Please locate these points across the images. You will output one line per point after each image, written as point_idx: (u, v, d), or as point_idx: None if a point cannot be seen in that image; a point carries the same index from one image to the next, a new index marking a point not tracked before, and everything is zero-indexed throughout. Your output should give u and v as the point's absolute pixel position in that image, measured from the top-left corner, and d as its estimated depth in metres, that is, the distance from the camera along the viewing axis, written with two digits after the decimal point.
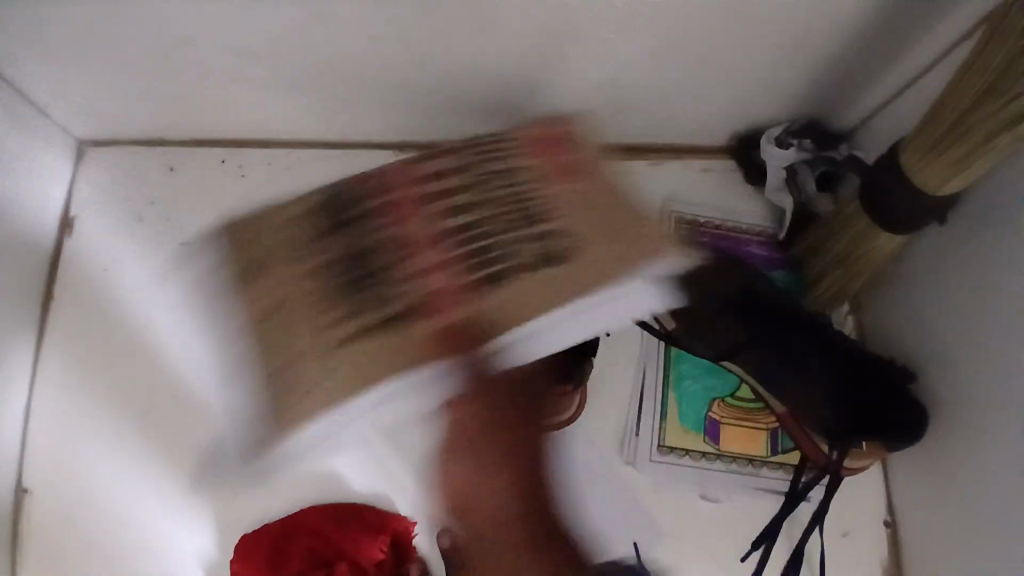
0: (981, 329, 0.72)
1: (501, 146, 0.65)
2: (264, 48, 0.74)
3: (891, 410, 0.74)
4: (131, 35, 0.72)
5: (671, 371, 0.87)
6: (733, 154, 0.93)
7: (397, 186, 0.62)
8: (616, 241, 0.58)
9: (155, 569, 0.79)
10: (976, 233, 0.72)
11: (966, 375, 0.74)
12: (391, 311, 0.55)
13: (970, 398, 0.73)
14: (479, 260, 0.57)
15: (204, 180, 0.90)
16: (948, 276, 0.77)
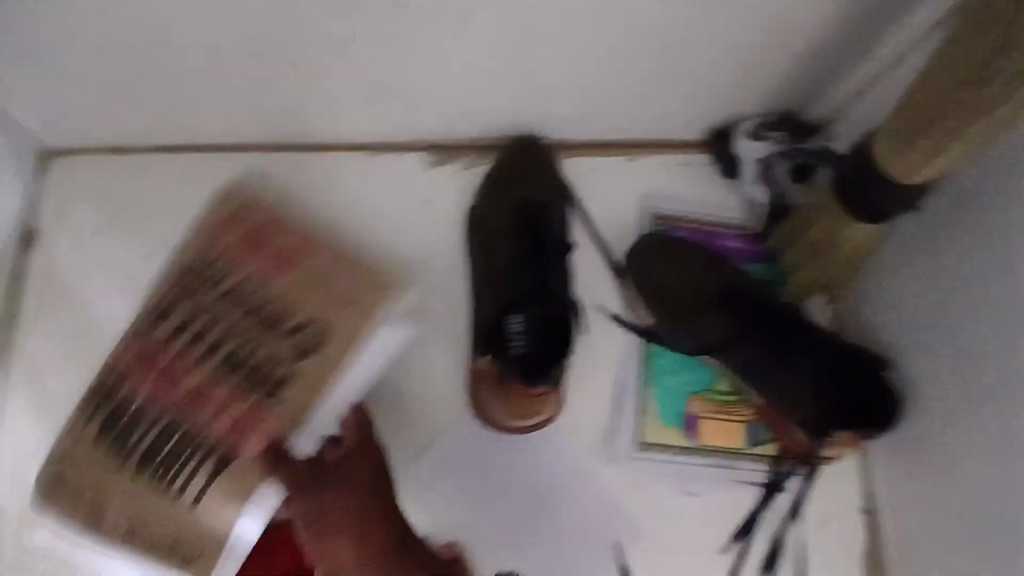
0: (955, 319, 0.72)
1: (205, 281, 0.74)
2: (223, 54, 0.73)
3: (867, 403, 0.74)
4: (83, 45, 0.71)
5: (650, 367, 0.87)
6: (708, 147, 0.92)
7: (143, 349, 0.73)
8: (355, 315, 0.71)
9: None
10: (949, 223, 0.72)
11: (941, 365, 0.73)
12: (218, 459, 0.69)
13: (946, 388, 0.73)
14: (269, 390, 0.70)
15: (172, 187, 0.88)
16: (922, 266, 0.77)
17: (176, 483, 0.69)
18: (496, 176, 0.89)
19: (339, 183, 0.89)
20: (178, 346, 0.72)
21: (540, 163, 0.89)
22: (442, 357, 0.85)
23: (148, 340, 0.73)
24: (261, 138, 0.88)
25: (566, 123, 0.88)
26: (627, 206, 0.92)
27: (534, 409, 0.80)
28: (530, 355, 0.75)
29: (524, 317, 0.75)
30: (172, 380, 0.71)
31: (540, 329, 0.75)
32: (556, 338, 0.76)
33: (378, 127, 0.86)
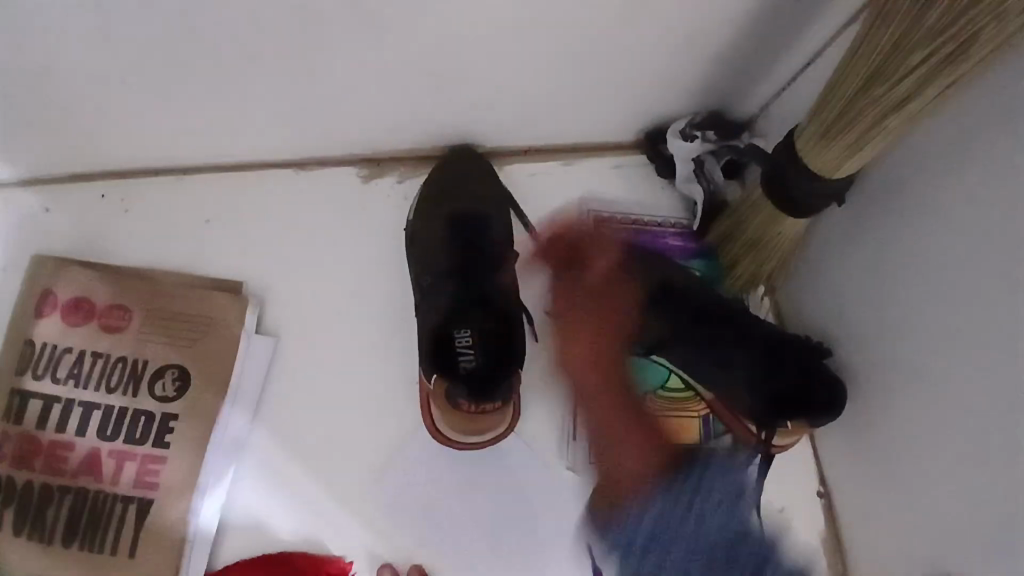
0: (891, 301, 0.74)
1: (27, 349, 0.77)
2: (136, 72, 0.68)
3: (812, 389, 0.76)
4: None
5: (602, 373, 0.86)
6: (641, 148, 0.93)
7: (9, 440, 0.75)
8: (196, 341, 0.80)
9: None
10: (879, 209, 0.75)
11: (881, 347, 0.75)
12: (113, 507, 0.75)
13: (888, 370, 0.75)
14: (148, 435, 0.77)
15: (86, 219, 0.82)
16: (853, 252, 0.79)
17: (111, 538, 0.74)
18: (433, 189, 0.86)
19: (271, 204, 0.86)
20: (14, 426, 0.75)
21: (479, 173, 0.87)
22: (391, 378, 0.82)
23: (14, 437, 0.75)
24: (184, 161, 0.83)
25: (502, 130, 0.86)
26: (568, 210, 0.91)
27: (479, 424, 0.78)
28: (478, 371, 0.75)
29: (473, 333, 0.77)
30: (60, 453, 0.75)
31: (488, 342, 0.78)
32: (501, 350, 0.78)
33: (305, 143, 0.83)
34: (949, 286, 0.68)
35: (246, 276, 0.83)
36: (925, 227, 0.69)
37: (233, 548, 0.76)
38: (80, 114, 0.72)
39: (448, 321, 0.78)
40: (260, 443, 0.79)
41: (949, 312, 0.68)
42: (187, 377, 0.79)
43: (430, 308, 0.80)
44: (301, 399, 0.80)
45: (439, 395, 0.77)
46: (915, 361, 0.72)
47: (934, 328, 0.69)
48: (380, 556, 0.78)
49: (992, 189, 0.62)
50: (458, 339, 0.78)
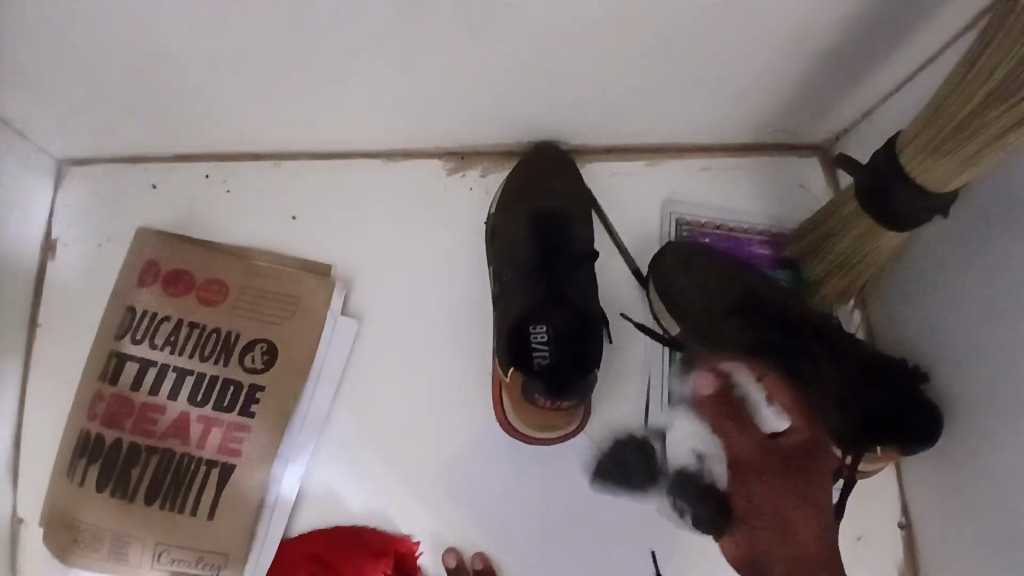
0: (990, 328, 0.69)
1: (130, 316, 0.82)
2: (238, 64, 0.71)
3: (915, 412, 0.71)
4: (97, 59, 0.69)
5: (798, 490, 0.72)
6: (730, 150, 0.92)
7: (107, 402, 0.80)
8: (284, 317, 0.83)
9: None
10: (977, 230, 0.70)
11: (973, 382, 0.71)
12: (197, 472, 0.78)
13: (975, 402, 0.71)
14: (235, 404, 0.80)
15: (190, 196, 0.87)
16: (949, 273, 0.74)
17: (193, 500, 0.78)
18: (515, 184, 0.86)
19: (361, 191, 0.88)
20: (112, 388, 0.80)
21: (561, 169, 0.87)
22: (466, 368, 0.84)
23: (110, 400, 0.80)
24: (284, 147, 0.87)
25: (589, 128, 0.86)
26: (652, 212, 0.91)
27: (549, 419, 0.77)
28: (552, 366, 0.75)
29: (548, 327, 0.77)
30: (151, 416, 0.79)
31: (564, 339, 0.77)
32: (576, 346, 0.77)
33: (395, 135, 0.85)
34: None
35: (333, 259, 0.86)
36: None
37: (308, 518, 0.79)
38: (193, 101, 0.77)
39: (525, 313, 0.78)
40: (342, 420, 0.81)
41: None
42: (275, 352, 0.82)
43: (506, 297, 0.81)
44: (378, 383, 0.82)
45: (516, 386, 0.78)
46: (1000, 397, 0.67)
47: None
48: (447, 541, 0.79)
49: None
50: (532, 332, 0.77)
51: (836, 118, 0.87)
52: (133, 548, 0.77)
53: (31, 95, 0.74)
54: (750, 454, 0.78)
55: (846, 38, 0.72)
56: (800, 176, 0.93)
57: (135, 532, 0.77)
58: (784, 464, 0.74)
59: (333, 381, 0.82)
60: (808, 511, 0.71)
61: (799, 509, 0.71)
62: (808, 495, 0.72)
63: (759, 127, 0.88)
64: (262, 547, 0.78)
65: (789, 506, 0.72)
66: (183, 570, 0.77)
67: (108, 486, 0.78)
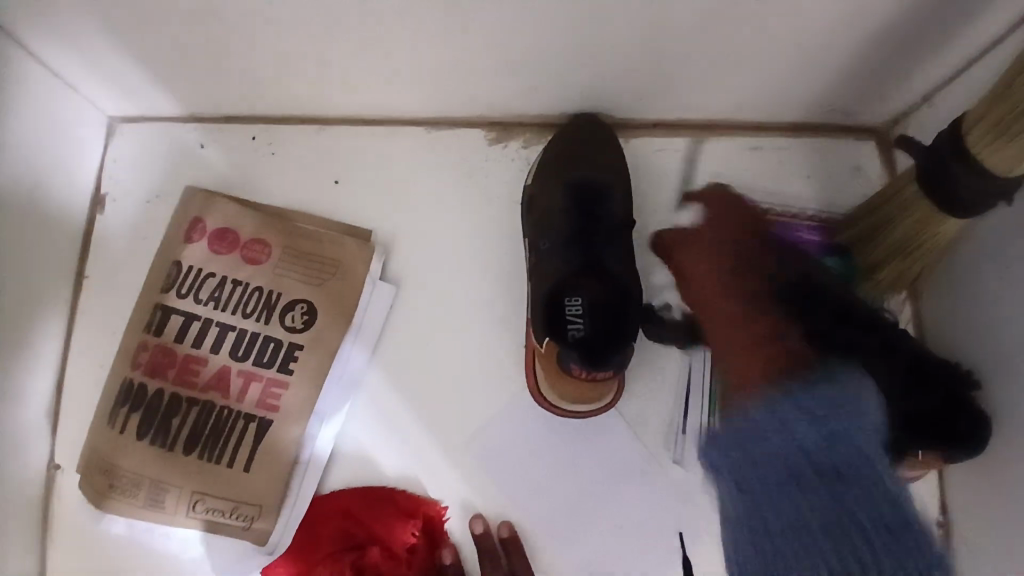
0: None
1: (174, 270, 0.83)
2: (288, 27, 0.72)
3: (959, 420, 0.70)
4: (148, 16, 0.70)
5: (740, 282, 0.75)
6: (778, 132, 0.91)
7: (153, 353, 0.80)
8: (325, 278, 0.83)
9: (181, 552, 0.78)
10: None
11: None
12: (233, 425, 0.79)
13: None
14: (276, 360, 0.80)
15: (237, 157, 0.88)
16: (1004, 267, 0.72)
17: (226, 453, 0.78)
18: (553, 154, 0.86)
19: (404, 159, 0.89)
20: (157, 340, 0.81)
21: (602, 140, 0.86)
22: (503, 337, 0.84)
23: (156, 351, 0.80)
24: (330, 112, 0.87)
25: (635, 101, 0.86)
26: (694, 192, 0.90)
27: (584, 391, 0.77)
28: (587, 338, 0.75)
29: (581, 299, 0.78)
30: (192, 368, 0.80)
31: (600, 310, 0.77)
32: (611, 320, 0.76)
33: (439, 102, 0.86)
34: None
35: (373, 225, 0.86)
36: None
37: (338, 474, 0.79)
38: (244, 62, 0.78)
39: (561, 289, 0.79)
40: (378, 383, 0.82)
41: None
42: (314, 313, 0.82)
43: (541, 269, 0.81)
44: (412, 347, 0.83)
45: (550, 355, 0.77)
46: None
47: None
48: (473, 507, 0.80)
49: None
50: (567, 305, 0.78)
51: (893, 100, 0.85)
52: (168, 497, 0.78)
53: (85, 49, 0.75)
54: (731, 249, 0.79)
55: (909, 14, 0.70)
56: (853, 160, 0.91)
57: (171, 481, 0.78)
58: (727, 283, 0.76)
59: (369, 342, 0.82)
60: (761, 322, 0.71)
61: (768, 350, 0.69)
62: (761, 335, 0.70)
63: (811, 105, 0.86)
64: (288, 501, 0.78)
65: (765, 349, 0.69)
66: (216, 520, 0.77)
67: (143, 436, 0.78)
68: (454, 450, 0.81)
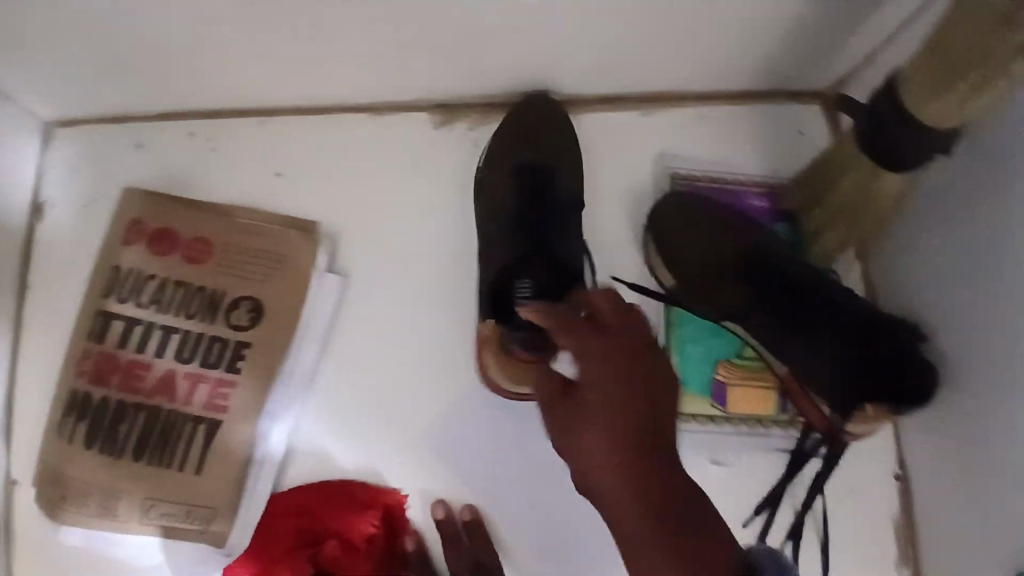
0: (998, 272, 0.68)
1: (114, 274, 0.81)
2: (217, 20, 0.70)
3: (908, 380, 0.70)
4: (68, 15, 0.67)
5: (625, 458, 0.50)
6: (725, 100, 0.90)
7: (96, 360, 0.78)
8: (268, 273, 0.81)
9: (137, 557, 0.77)
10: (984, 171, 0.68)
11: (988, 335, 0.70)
12: (183, 428, 0.77)
13: (979, 351, 0.71)
14: (223, 359, 0.79)
15: (176, 155, 0.86)
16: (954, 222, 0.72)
17: (178, 456, 0.77)
18: (504, 136, 0.85)
19: (348, 146, 0.87)
20: (100, 346, 0.79)
21: (551, 119, 0.85)
22: (457, 323, 0.83)
23: (100, 357, 0.78)
24: (267, 103, 0.85)
25: (578, 76, 0.84)
26: (644, 164, 0.89)
27: (524, 373, 0.78)
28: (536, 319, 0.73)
29: (532, 283, 0.75)
30: (137, 373, 0.78)
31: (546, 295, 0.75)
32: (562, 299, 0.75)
33: (379, 88, 0.84)
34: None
35: (318, 217, 0.84)
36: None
37: (296, 469, 0.78)
38: (174, 57, 0.75)
39: (508, 273, 0.77)
40: (332, 376, 0.81)
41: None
42: (261, 309, 0.80)
43: (490, 255, 0.81)
44: (364, 338, 0.82)
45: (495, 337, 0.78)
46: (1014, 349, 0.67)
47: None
48: (434, 495, 0.79)
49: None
50: (517, 288, 0.76)
51: (836, 62, 0.84)
52: (124, 505, 0.76)
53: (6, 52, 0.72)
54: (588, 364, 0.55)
55: None
56: (798, 124, 0.90)
57: (125, 488, 0.76)
58: (627, 432, 0.51)
59: (320, 335, 0.81)
60: (622, 480, 0.49)
61: (641, 526, 0.47)
62: (673, 510, 0.48)
63: (756, 72, 0.86)
64: (244, 501, 0.77)
65: (649, 534, 0.47)
66: (173, 525, 0.76)
67: (94, 446, 0.77)
68: (413, 439, 0.80)
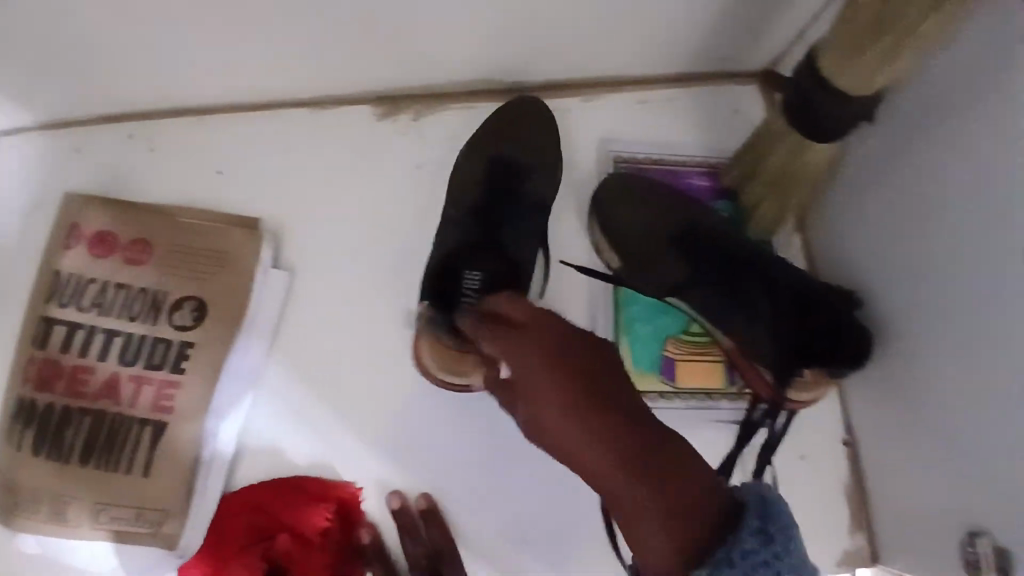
0: (935, 234, 0.70)
1: (54, 280, 0.80)
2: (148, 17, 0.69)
3: (843, 343, 0.73)
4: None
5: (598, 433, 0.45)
6: (664, 83, 0.91)
7: (37, 367, 0.77)
8: (210, 271, 0.81)
9: (101, 559, 0.76)
10: (918, 138, 0.71)
11: (921, 297, 0.73)
12: (128, 430, 0.77)
13: (917, 313, 0.73)
14: (167, 360, 0.78)
15: (115, 158, 0.84)
16: (890, 189, 0.75)
17: (125, 459, 0.76)
18: (486, 130, 0.85)
19: (289, 142, 0.86)
20: (41, 353, 0.77)
21: (530, 114, 0.85)
22: (405, 313, 0.83)
23: (43, 364, 0.77)
24: (206, 102, 0.84)
25: (518, 63, 0.85)
26: (586, 148, 0.90)
27: (462, 363, 0.77)
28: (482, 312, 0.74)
29: (480, 275, 0.77)
30: (81, 378, 0.77)
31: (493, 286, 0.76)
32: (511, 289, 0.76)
33: (320, 82, 0.84)
34: (999, 226, 0.63)
35: (262, 213, 0.84)
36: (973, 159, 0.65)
37: (246, 467, 0.78)
38: (104, 57, 0.74)
39: (460, 265, 0.78)
40: (282, 373, 0.80)
41: (994, 254, 0.64)
42: (204, 308, 0.80)
43: (443, 246, 0.81)
44: (312, 333, 0.82)
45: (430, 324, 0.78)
46: (953, 310, 0.69)
47: (978, 273, 0.66)
48: (390, 486, 0.79)
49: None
50: (466, 280, 0.77)
51: (769, 41, 0.86)
52: (73, 510, 0.75)
53: None
54: (523, 360, 0.50)
55: None
56: (732, 103, 0.92)
57: (73, 493, 0.75)
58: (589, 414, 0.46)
59: (267, 330, 0.81)
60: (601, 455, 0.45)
61: (638, 491, 0.45)
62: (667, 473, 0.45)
63: (693, 53, 0.87)
64: (194, 500, 0.76)
65: (648, 492, 0.44)
66: (124, 529, 0.76)
67: (40, 454, 0.76)
68: (366, 431, 0.80)
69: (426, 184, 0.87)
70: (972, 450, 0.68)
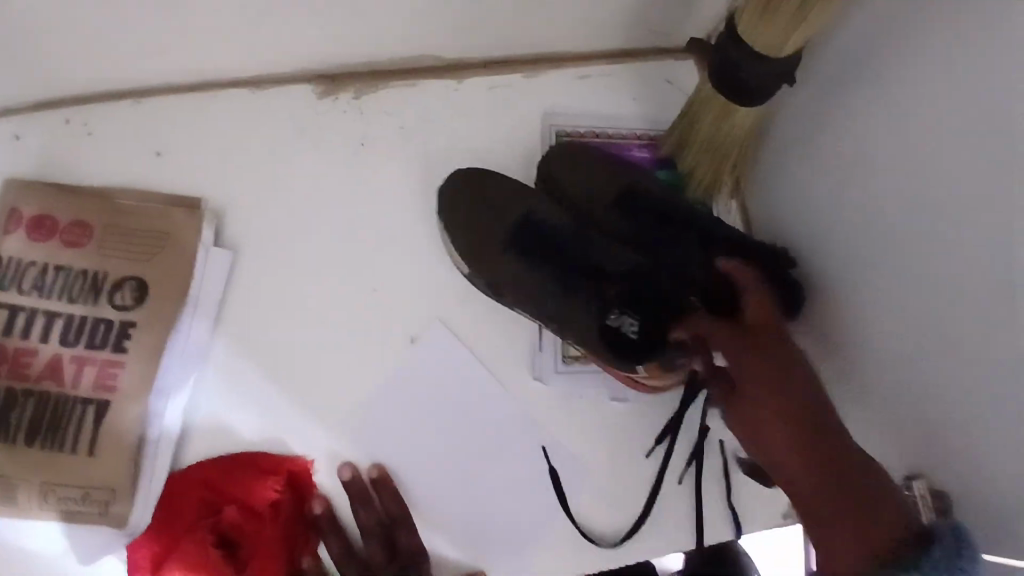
0: (862, 188, 0.73)
1: None
2: None
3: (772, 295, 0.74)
4: None
5: (806, 447, 0.58)
6: (605, 55, 0.93)
7: None
8: (150, 251, 0.81)
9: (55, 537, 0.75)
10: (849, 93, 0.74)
11: (848, 250, 0.76)
12: (72, 410, 0.77)
13: (848, 266, 0.76)
14: (110, 339, 0.78)
15: (51, 143, 0.83)
16: (822, 146, 0.78)
17: (71, 440, 0.76)
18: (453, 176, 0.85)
19: (229, 122, 0.86)
20: None
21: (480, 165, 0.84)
22: (354, 289, 0.84)
23: None
24: (145, 82, 0.84)
25: (459, 37, 0.86)
26: (530, 121, 0.91)
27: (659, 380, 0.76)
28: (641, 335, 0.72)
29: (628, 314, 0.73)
30: (22, 360, 0.77)
31: (643, 304, 0.73)
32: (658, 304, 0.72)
33: (262, 59, 0.84)
34: (917, 170, 0.67)
35: (206, 193, 0.84)
36: (893, 111, 0.69)
37: (195, 444, 0.78)
38: (39, 34, 0.73)
39: (610, 295, 0.76)
40: (232, 350, 0.81)
41: (911, 198, 0.67)
42: (146, 288, 0.80)
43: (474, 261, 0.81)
44: (260, 310, 0.82)
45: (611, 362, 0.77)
46: (880, 260, 0.72)
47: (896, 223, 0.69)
48: (342, 458, 0.80)
49: (966, 51, 0.61)
50: (624, 326, 0.73)
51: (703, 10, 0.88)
52: (19, 491, 0.75)
53: None
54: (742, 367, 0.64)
55: None
56: (667, 73, 0.94)
57: (19, 474, 0.75)
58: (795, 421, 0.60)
59: (210, 307, 0.81)
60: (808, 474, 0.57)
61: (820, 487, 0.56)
62: (861, 497, 0.55)
63: (631, 24, 0.89)
64: (140, 479, 0.76)
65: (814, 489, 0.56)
66: (73, 510, 0.75)
67: None
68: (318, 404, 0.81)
69: (367, 160, 0.87)
70: (895, 391, 0.72)
